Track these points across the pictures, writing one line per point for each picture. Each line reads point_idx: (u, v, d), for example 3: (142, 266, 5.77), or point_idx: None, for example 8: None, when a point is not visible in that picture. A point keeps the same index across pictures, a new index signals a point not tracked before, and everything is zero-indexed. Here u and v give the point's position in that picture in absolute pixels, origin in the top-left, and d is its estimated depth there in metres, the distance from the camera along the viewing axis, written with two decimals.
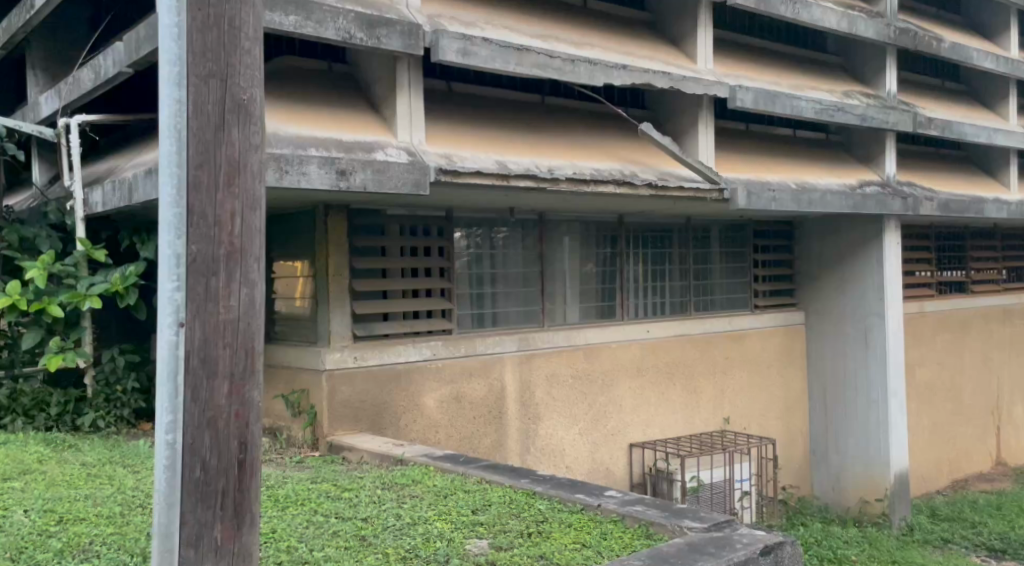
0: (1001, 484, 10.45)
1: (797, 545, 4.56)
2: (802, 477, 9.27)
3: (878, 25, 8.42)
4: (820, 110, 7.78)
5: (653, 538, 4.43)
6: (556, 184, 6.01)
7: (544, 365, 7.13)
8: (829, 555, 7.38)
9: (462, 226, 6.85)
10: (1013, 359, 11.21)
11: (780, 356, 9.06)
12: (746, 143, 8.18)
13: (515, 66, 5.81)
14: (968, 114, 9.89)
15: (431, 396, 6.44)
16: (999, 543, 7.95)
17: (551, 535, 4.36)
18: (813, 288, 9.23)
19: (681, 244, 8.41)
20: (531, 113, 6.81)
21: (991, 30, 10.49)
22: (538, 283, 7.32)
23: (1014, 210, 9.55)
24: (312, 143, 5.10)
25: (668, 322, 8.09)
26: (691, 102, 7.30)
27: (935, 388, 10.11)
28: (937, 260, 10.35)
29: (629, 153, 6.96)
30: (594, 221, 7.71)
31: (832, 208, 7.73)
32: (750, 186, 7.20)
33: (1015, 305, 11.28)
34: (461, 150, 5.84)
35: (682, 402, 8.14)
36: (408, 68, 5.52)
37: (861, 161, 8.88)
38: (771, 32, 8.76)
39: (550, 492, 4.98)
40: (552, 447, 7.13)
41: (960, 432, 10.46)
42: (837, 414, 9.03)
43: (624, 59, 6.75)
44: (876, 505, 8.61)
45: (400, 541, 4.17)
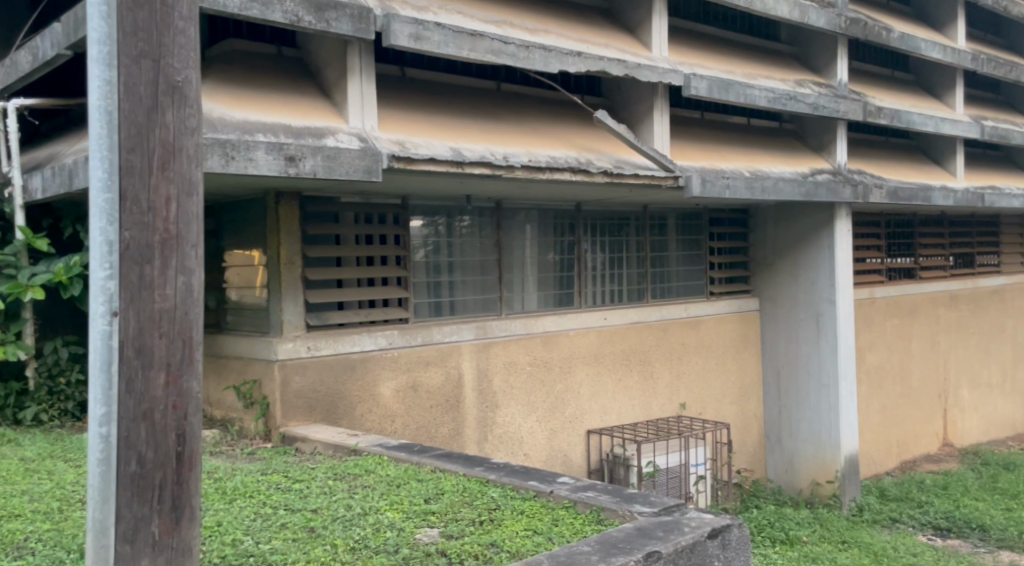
0: (947, 465, 10.69)
1: (745, 528, 4.61)
2: (756, 460, 9.38)
3: (829, 15, 8.50)
4: (773, 99, 7.83)
5: (604, 523, 4.45)
6: (512, 171, 5.99)
7: (501, 353, 7.10)
8: (781, 537, 7.50)
9: (419, 214, 6.79)
10: (960, 342, 11.46)
11: (735, 341, 9.14)
12: (701, 131, 8.21)
13: (468, 51, 5.76)
14: (916, 104, 10.05)
15: (388, 385, 6.37)
16: (946, 522, 8.20)
17: (503, 523, 4.34)
18: (765, 274, 9.33)
19: (637, 232, 8.43)
20: (486, 99, 6.77)
21: (939, 20, 10.66)
22: (496, 271, 7.28)
23: (960, 197, 9.73)
24: (260, 128, 5.00)
25: (625, 310, 8.11)
26: (646, 90, 7.30)
27: (885, 372, 10.29)
28: (886, 247, 10.53)
29: (584, 140, 6.94)
30: (552, 209, 7.70)
31: (784, 195, 7.80)
32: (704, 174, 7.23)
33: (960, 290, 11.53)
34: (415, 137, 5.77)
35: (639, 389, 8.18)
36: (359, 52, 5.44)
37: (813, 150, 8.98)
38: (725, 21, 8.80)
39: (504, 479, 4.97)
40: (509, 435, 7.12)
41: (909, 414, 10.66)
42: (790, 398, 9.15)
43: (579, 45, 6.72)
44: (827, 486, 8.76)
45: (349, 532, 4.12)
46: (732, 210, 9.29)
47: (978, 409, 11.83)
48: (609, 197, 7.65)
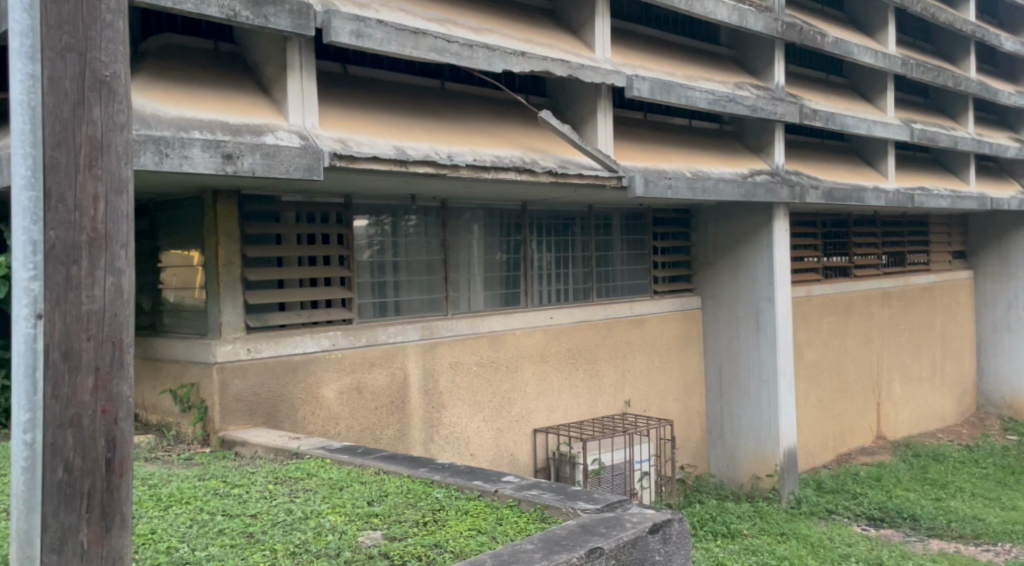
0: (881, 457, 10.96)
1: (685, 523, 4.66)
2: (699, 456, 9.48)
3: (767, 19, 8.65)
4: (712, 101, 7.95)
5: (548, 521, 4.45)
6: (456, 171, 5.97)
7: (447, 353, 7.07)
8: (723, 530, 7.61)
9: (362, 213, 6.72)
10: (893, 337, 11.76)
11: (679, 339, 9.24)
12: (644, 132, 8.27)
13: (411, 49, 5.72)
14: (850, 107, 10.28)
15: (331, 387, 6.29)
16: (879, 512, 8.47)
17: (447, 524, 4.32)
18: (707, 273, 9.44)
19: (583, 231, 8.46)
20: (429, 98, 6.73)
21: (870, 26, 10.92)
22: (441, 271, 7.24)
23: (891, 198, 9.98)
24: (195, 125, 4.89)
25: (570, 309, 8.13)
26: (589, 91, 7.34)
27: (821, 368, 10.51)
28: (823, 247, 10.76)
29: (529, 140, 6.94)
30: (497, 208, 7.68)
31: (725, 195, 7.92)
32: (647, 174, 7.30)
33: (892, 288, 11.83)
34: (357, 135, 5.71)
35: (585, 387, 8.22)
36: (299, 49, 5.35)
37: (753, 152, 9.12)
38: (666, 23, 8.89)
39: (448, 480, 4.95)
40: (455, 435, 7.08)
41: (845, 409, 10.91)
42: (731, 395, 9.27)
43: (522, 45, 6.72)
44: (767, 480, 8.91)
45: (289, 536, 4.05)
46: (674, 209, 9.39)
47: (910, 403, 12.15)
48: (554, 197, 7.66)
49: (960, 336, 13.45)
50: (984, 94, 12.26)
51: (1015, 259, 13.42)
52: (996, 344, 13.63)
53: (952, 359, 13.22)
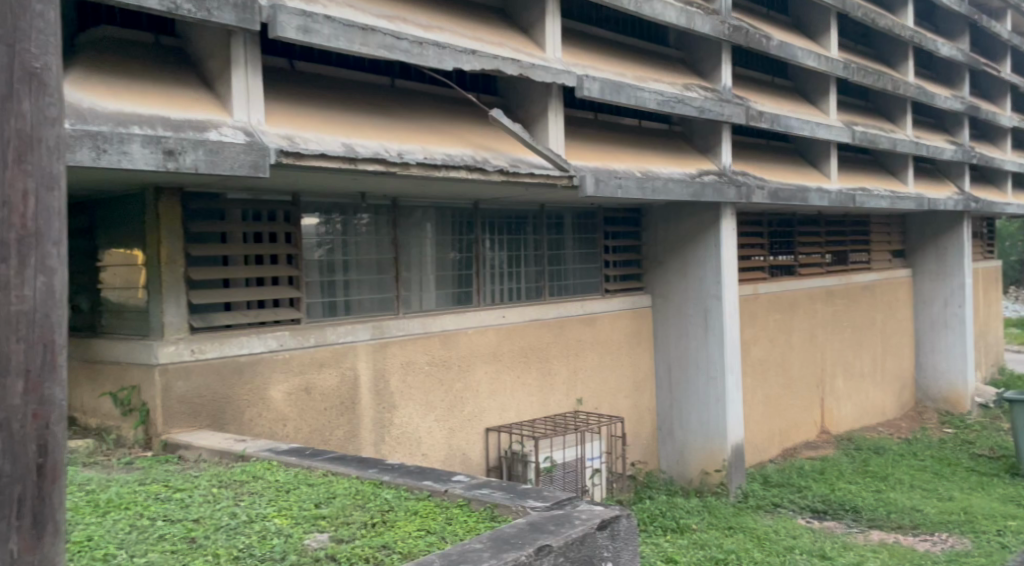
0: (825, 451, 11.15)
1: (633, 519, 4.67)
2: (650, 453, 9.54)
3: (714, 22, 8.75)
4: (661, 102, 8.02)
5: (497, 519, 4.44)
6: (406, 169, 5.92)
7: (398, 352, 7.01)
8: (672, 525, 7.67)
9: (311, 211, 6.64)
10: (836, 334, 11.99)
11: (629, 337, 9.29)
12: (594, 131, 8.30)
13: (360, 46, 5.66)
14: (794, 108, 10.45)
15: (279, 388, 6.20)
16: (822, 505, 8.63)
17: (396, 525, 4.28)
18: (657, 271, 9.51)
19: (534, 231, 8.46)
20: (379, 95, 6.66)
21: (814, 30, 11.11)
22: (392, 270, 7.18)
23: (834, 198, 10.18)
24: (135, 120, 4.77)
25: (522, 308, 8.12)
26: (539, 90, 7.34)
27: (768, 365, 10.66)
28: (769, 246, 10.92)
29: (480, 139, 6.91)
30: (449, 207, 7.64)
31: (674, 195, 7.99)
32: (597, 174, 7.33)
33: (836, 286, 12.06)
34: (305, 132, 5.62)
35: (537, 386, 8.22)
36: (243, 43, 5.25)
37: (700, 152, 9.21)
38: (616, 24, 8.93)
39: (397, 480, 4.90)
40: (407, 435, 7.03)
41: (791, 404, 11.08)
42: (681, 392, 9.35)
43: (473, 43, 6.70)
44: (716, 475, 9.01)
45: (233, 541, 3.98)
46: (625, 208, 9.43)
47: (853, 399, 12.39)
48: (506, 195, 7.64)
49: (900, 333, 13.76)
50: (922, 98, 12.57)
51: (951, 258, 13.76)
52: (934, 340, 13.97)
53: (893, 355, 13.52)
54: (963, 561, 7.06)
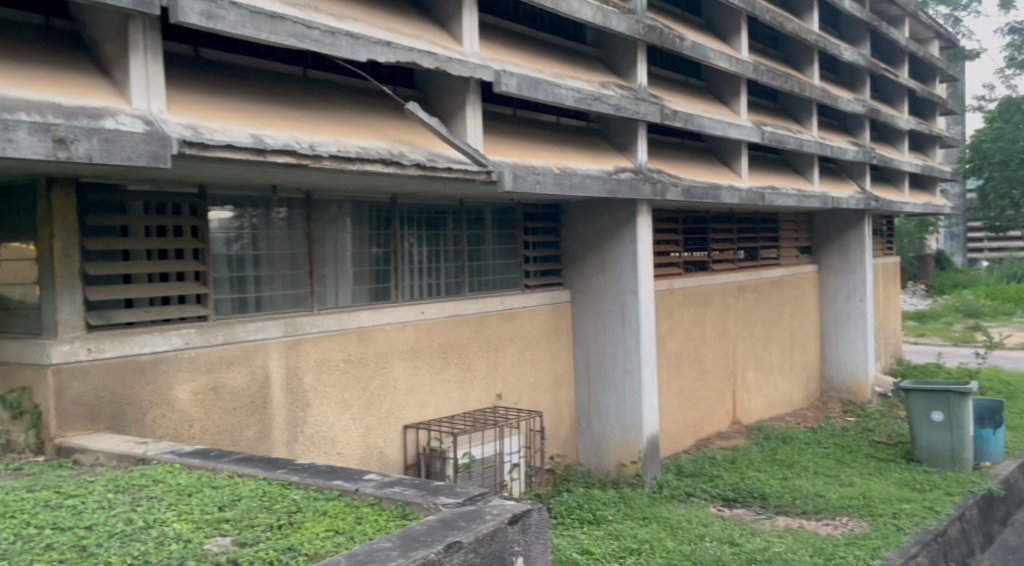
0: (736, 440, 11.38)
1: (545, 512, 4.66)
2: (568, 447, 9.56)
3: (630, 21, 8.81)
4: (578, 99, 8.05)
5: (408, 518, 4.40)
6: (319, 161, 5.76)
7: (312, 349, 6.84)
8: (589, 518, 7.72)
9: (218, 204, 6.42)
10: (747, 327, 12.25)
11: (549, 332, 9.28)
12: (511, 126, 8.26)
13: (268, 34, 5.52)
14: (707, 108, 10.61)
15: (184, 388, 5.97)
16: (733, 493, 8.82)
17: (304, 526, 4.22)
18: (575, 266, 9.52)
19: (454, 226, 8.37)
20: (290, 85, 6.47)
21: (725, 32, 11.31)
22: (306, 265, 7.01)
23: (744, 196, 10.39)
24: (23, 106, 4.52)
25: (442, 303, 8.02)
26: (457, 84, 7.26)
27: (683, 358, 10.82)
28: (684, 241, 11.08)
29: (396, 131, 6.79)
30: (366, 201, 7.49)
31: (591, 191, 8.03)
32: (515, 170, 7.31)
33: (747, 281, 12.31)
34: (210, 122, 5.42)
35: (456, 382, 8.14)
36: (142, 28, 5.03)
37: (616, 149, 9.26)
38: (533, 20, 8.90)
39: (306, 481, 4.78)
40: (322, 434, 6.87)
41: (705, 396, 11.27)
42: (598, 386, 9.40)
43: (388, 35, 6.58)
44: (631, 467, 9.10)
45: (127, 548, 3.85)
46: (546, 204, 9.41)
47: (763, 390, 12.69)
48: (424, 190, 7.53)
49: (807, 326, 14.16)
50: (827, 100, 12.95)
51: (854, 255, 14.23)
52: (838, 333, 14.42)
53: (800, 347, 13.90)
54: (863, 544, 7.32)
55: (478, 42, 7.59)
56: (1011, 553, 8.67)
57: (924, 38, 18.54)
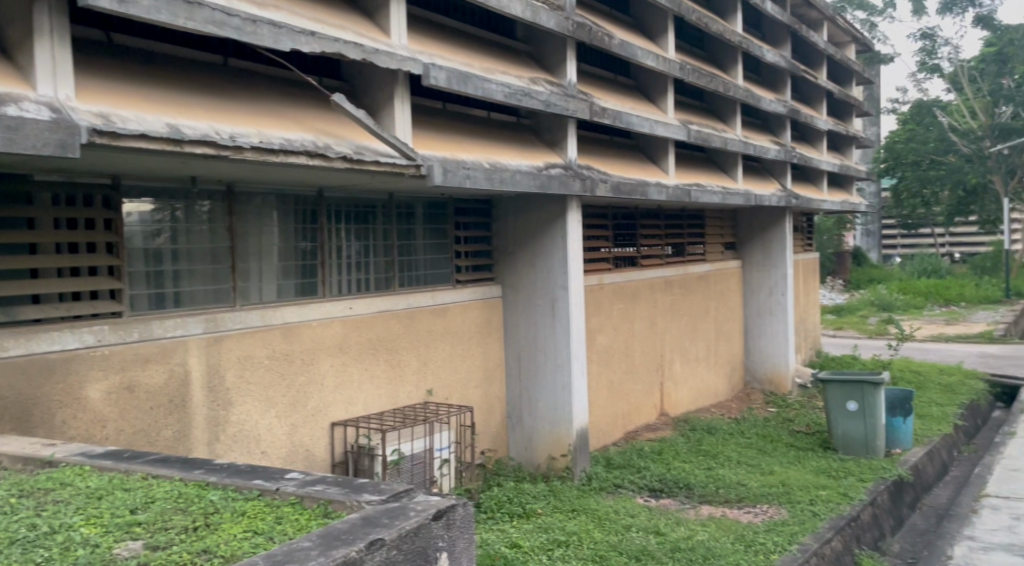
0: (663, 432, 11.50)
1: (470, 507, 4.62)
2: (499, 441, 9.51)
3: (559, 18, 8.81)
4: (508, 94, 8.02)
5: (331, 516, 4.31)
6: (239, 153, 5.60)
7: (235, 346, 6.65)
8: (519, 511, 7.71)
9: (133, 196, 6.20)
10: (674, 322, 12.40)
11: (480, 328, 9.22)
12: (441, 120, 8.17)
13: (184, 21, 5.35)
14: (635, 105, 10.69)
15: (97, 387, 5.76)
16: (659, 484, 8.92)
17: (221, 527, 4.12)
18: (505, 262, 9.48)
19: (383, 220, 8.25)
20: (210, 74, 6.28)
21: (652, 31, 11.41)
22: (228, 260, 6.81)
23: (671, 193, 10.50)
24: None
25: (371, 299, 7.90)
26: (385, 77, 7.13)
27: (612, 352, 10.90)
28: (613, 237, 11.15)
29: (322, 124, 6.64)
30: (292, 194, 7.31)
31: (521, 187, 8.02)
32: (445, 164, 7.24)
33: (674, 276, 12.46)
34: (123, 110, 5.21)
35: (385, 378, 8.02)
36: (48, 11, 4.81)
37: (546, 144, 9.26)
38: (462, 15, 8.83)
39: (224, 481, 4.65)
40: (245, 433, 6.70)
41: (633, 390, 11.37)
42: (528, 381, 9.39)
43: (314, 25, 6.44)
44: (561, 460, 9.12)
45: (29, 556, 3.74)
46: (478, 199, 9.34)
47: (690, 383, 12.86)
48: (352, 184, 7.39)
49: (731, 320, 14.41)
50: (750, 99, 13.18)
51: (776, 251, 14.54)
52: (761, 326, 14.71)
53: (725, 340, 14.13)
54: (782, 530, 7.49)
55: (406, 35, 7.49)
56: (921, 535, 8.97)
57: (841, 42, 19.05)
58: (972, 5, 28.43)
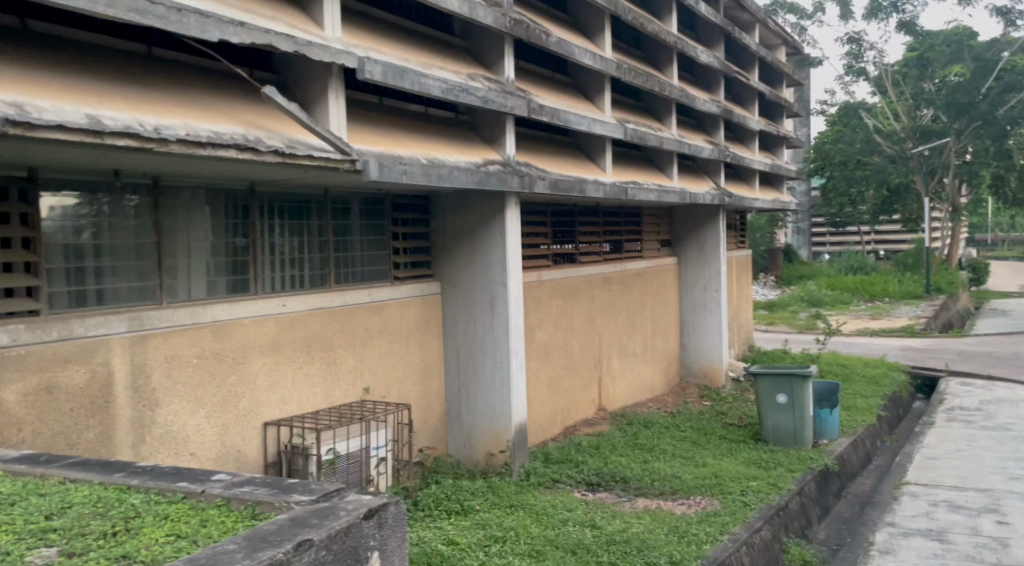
0: (602, 427, 11.55)
1: (403, 506, 4.55)
2: (438, 438, 9.43)
3: (496, 14, 8.76)
4: (445, 90, 7.97)
5: (258, 517, 4.21)
6: (165, 145, 5.44)
7: (161, 345, 6.46)
8: (456, 508, 7.66)
9: (51, 189, 5.99)
10: (611, 318, 12.47)
11: (418, 325, 9.12)
12: (378, 115, 8.07)
13: (104, 8, 5.18)
14: (572, 103, 10.72)
15: (12, 389, 5.55)
16: (596, 478, 8.96)
17: (141, 531, 3.99)
18: (444, 258, 9.41)
19: (318, 216, 8.09)
20: (134, 64, 6.09)
21: (589, 29, 11.44)
22: (154, 256, 6.61)
23: (609, 191, 10.56)
24: None
25: (305, 296, 7.74)
26: (318, 71, 7.00)
27: (550, 349, 10.90)
28: (551, 233, 11.16)
29: (253, 116, 6.48)
30: (222, 188, 7.12)
31: (459, 183, 7.97)
32: (381, 159, 7.16)
33: (612, 272, 12.53)
34: (38, 99, 5.02)
35: (320, 376, 7.87)
36: None
37: (484, 141, 9.21)
38: (398, 9, 8.71)
39: (147, 484, 4.50)
40: (173, 435, 6.51)
41: (572, 385, 11.39)
42: (467, 378, 9.33)
43: (244, 15, 6.28)
44: (500, 456, 9.10)
45: None
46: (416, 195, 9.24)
47: (627, 378, 12.94)
48: (286, 178, 7.22)
49: (667, 316, 14.54)
50: (685, 98, 13.33)
51: (710, 248, 14.73)
52: (696, 321, 14.90)
53: (661, 335, 14.26)
54: (713, 520, 7.59)
55: (340, 28, 7.36)
56: (846, 523, 9.19)
57: (773, 44, 19.40)
58: (896, 11, 29.25)
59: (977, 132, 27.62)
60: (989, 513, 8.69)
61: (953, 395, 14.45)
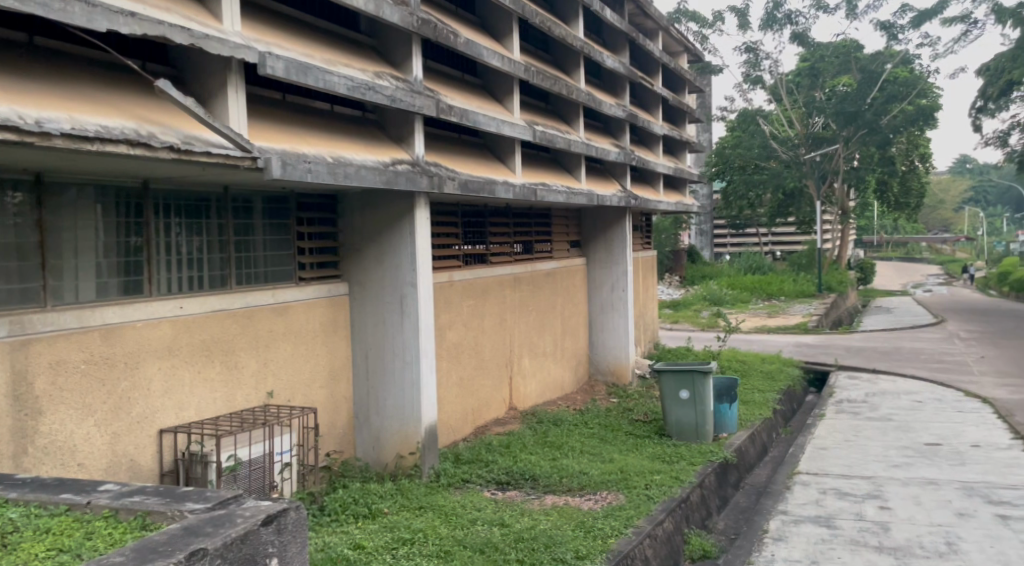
0: (512, 426, 11.54)
1: (303, 510, 4.44)
2: (346, 442, 9.25)
3: (403, 13, 8.66)
4: (351, 88, 7.83)
5: (149, 528, 4.04)
6: (47, 139, 5.19)
7: (45, 351, 6.16)
8: (365, 512, 7.55)
9: None
10: (521, 317, 12.48)
11: (324, 327, 8.94)
12: (282, 113, 7.88)
13: None
14: (481, 104, 10.69)
15: None
16: (506, 476, 8.97)
17: (19, 547, 3.82)
18: (352, 259, 9.25)
19: (218, 214, 7.82)
20: (15, 54, 5.77)
21: (496, 30, 11.44)
22: (38, 256, 6.30)
23: (517, 191, 10.60)
24: None
25: (205, 297, 7.48)
26: (217, 65, 6.77)
27: (460, 349, 10.84)
28: (461, 234, 11.12)
29: (146, 111, 6.22)
30: (112, 184, 6.83)
31: (366, 182, 7.85)
32: (284, 157, 7.00)
33: (522, 273, 12.56)
34: None
35: (221, 380, 7.62)
36: None
37: (392, 140, 9.10)
38: (302, 6, 8.53)
39: (27, 496, 4.27)
40: (59, 445, 6.22)
41: (482, 385, 11.35)
42: (375, 380, 9.20)
43: (136, 5, 6.02)
44: (409, 458, 9.02)
45: None
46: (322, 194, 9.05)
47: (537, 377, 12.98)
48: (182, 175, 6.96)
49: (576, 314, 14.66)
50: (592, 102, 13.47)
51: (617, 248, 14.93)
52: (604, 320, 15.07)
53: (570, 334, 14.36)
54: (619, 514, 7.69)
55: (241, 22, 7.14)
56: (744, 513, 9.46)
57: (676, 51, 19.78)
58: (790, 23, 30.31)
59: (864, 139, 28.84)
60: (873, 500, 9.07)
61: (843, 389, 15.06)
